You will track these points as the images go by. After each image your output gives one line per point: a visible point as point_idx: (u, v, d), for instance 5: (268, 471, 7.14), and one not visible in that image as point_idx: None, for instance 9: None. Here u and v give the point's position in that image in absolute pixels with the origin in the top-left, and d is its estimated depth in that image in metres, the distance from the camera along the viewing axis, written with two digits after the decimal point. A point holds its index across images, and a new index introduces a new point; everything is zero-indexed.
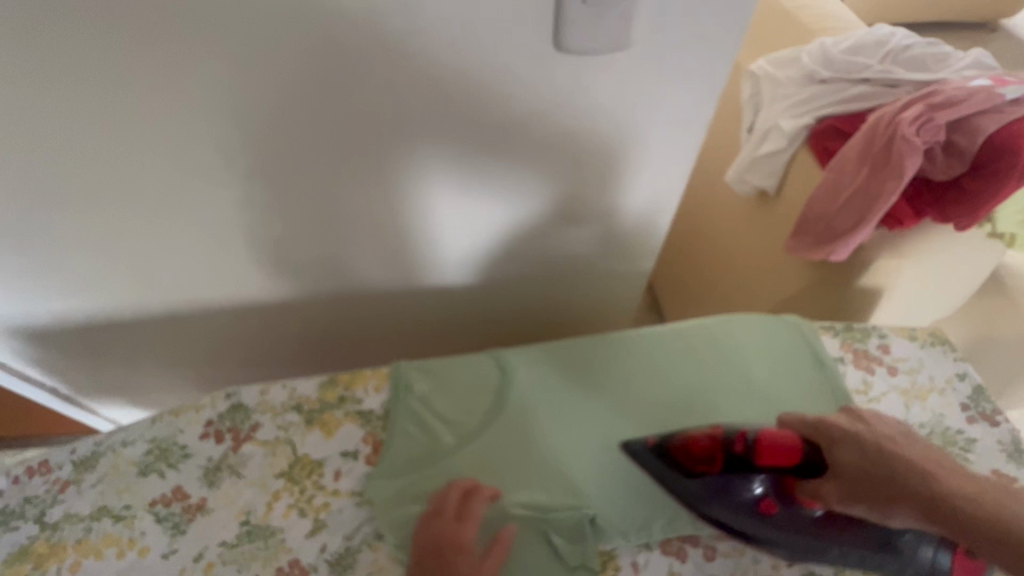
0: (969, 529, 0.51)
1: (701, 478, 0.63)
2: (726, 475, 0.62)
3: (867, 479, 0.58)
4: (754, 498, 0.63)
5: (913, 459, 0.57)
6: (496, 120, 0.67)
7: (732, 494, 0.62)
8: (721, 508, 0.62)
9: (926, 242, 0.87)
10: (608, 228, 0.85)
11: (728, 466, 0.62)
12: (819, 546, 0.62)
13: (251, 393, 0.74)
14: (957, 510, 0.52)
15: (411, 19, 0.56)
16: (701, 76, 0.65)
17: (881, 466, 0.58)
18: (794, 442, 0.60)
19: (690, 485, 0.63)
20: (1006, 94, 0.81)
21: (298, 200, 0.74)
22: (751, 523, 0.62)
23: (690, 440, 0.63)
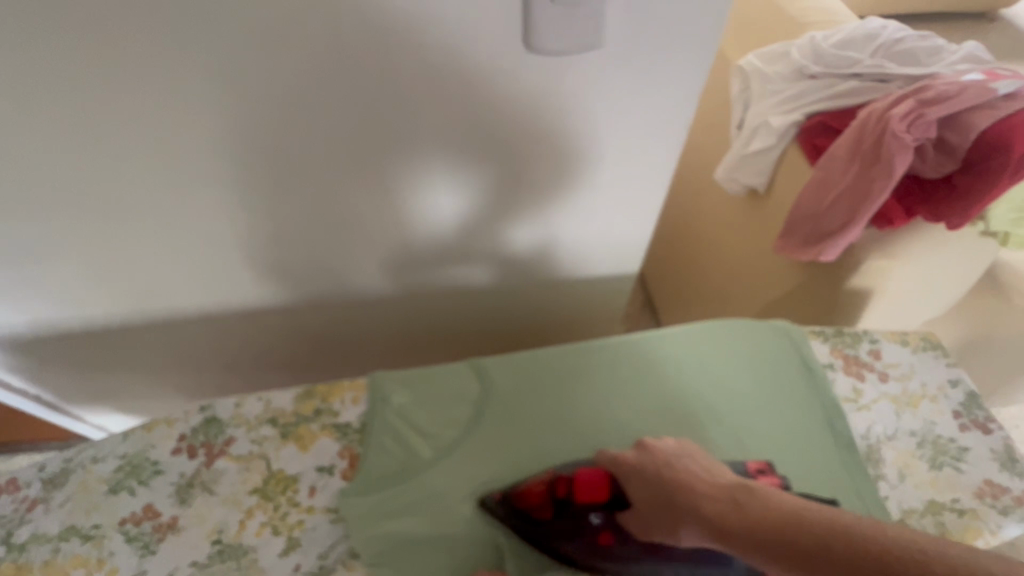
0: (737, 540, 0.50)
1: (543, 525, 0.62)
2: (563, 520, 0.62)
3: (657, 508, 0.57)
4: (590, 533, 0.61)
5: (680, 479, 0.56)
6: (458, 119, 0.64)
7: (574, 534, 0.61)
8: (563, 548, 0.61)
9: (919, 243, 0.84)
10: (490, 238, 0.82)
11: (559, 509, 0.62)
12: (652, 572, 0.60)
13: (225, 406, 0.72)
14: (725, 525, 0.51)
15: (376, 17, 0.54)
16: (682, 76, 0.62)
17: (671, 497, 0.56)
18: (598, 475, 0.62)
19: (536, 534, 0.62)
20: (999, 89, 0.79)
21: (272, 206, 0.72)
22: (590, 560, 0.61)
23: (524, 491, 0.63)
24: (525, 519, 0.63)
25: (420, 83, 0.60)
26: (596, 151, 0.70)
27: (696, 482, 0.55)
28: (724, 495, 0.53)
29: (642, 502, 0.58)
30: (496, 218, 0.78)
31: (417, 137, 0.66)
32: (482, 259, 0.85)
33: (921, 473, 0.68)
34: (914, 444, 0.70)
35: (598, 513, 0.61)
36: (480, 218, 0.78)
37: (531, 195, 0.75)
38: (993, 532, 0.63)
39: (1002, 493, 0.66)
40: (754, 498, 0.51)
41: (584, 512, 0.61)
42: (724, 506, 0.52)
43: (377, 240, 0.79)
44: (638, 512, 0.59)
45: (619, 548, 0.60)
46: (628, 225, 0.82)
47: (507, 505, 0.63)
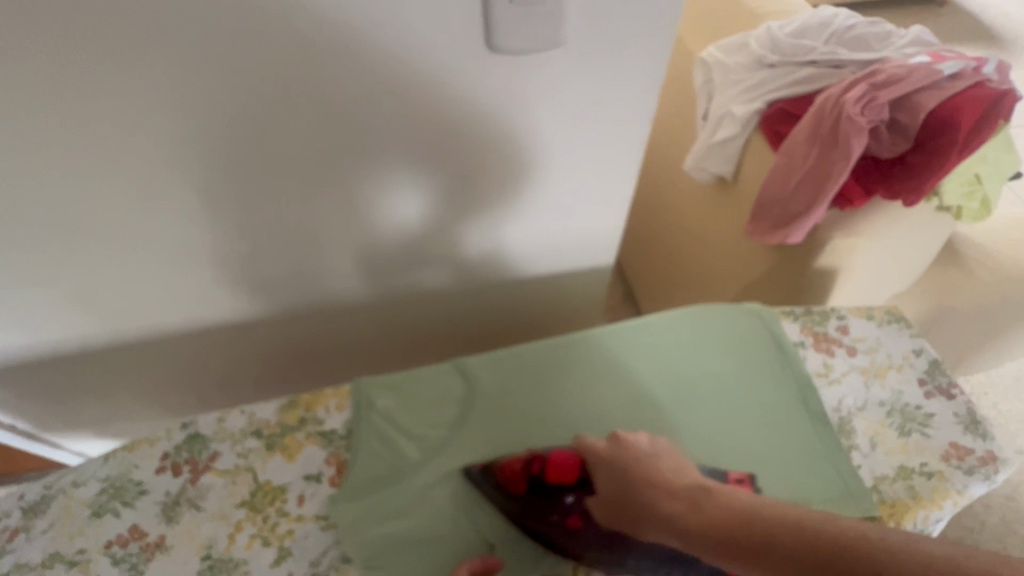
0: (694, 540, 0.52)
1: (520, 499, 0.64)
2: (537, 497, 0.64)
3: (620, 501, 0.59)
4: (562, 513, 0.63)
5: (647, 478, 0.58)
6: (426, 122, 0.65)
7: (547, 512, 0.63)
8: (538, 525, 0.63)
9: (879, 220, 0.87)
10: (466, 240, 0.82)
11: (534, 487, 0.65)
12: (618, 560, 0.61)
13: (208, 421, 0.72)
14: (683, 525, 0.53)
15: (336, 23, 0.54)
16: (643, 72, 0.63)
17: (632, 493, 0.58)
18: (572, 459, 0.65)
19: (511, 507, 0.64)
20: (943, 70, 0.83)
21: (247, 219, 0.72)
22: (562, 539, 0.62)
23: (504, 468, 0.66)
24: (504, 493, 0.65)
25: (386, 89, 0.60)
26: (566, 147, 0.71)
27: (658, 480, 0.57)
28: (684, 493, 0.55)
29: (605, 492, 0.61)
30: (470, 219, 0.79)
31: (386, 142, 0.66)
32: (456, 260, 0.86)
33: (890, 441, 0.71)
34: (883, 413, 0.73)
35: (573, 496, 0.64)
36: (455, 219, 0.78)
37: (504, 194, 0.76)
38: (960, 493, 0.66)
39: (967, 454, 0.69)
40: (713, 495, 0.53)
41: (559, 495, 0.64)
42: (687, 511, 0.53)
43: (354, 246, 0.80)
44: (603, 501, 0.61)
45: (590, 531, 0.62)
46: (600, 219, 0.84)
47: (489, 483, 0.66)
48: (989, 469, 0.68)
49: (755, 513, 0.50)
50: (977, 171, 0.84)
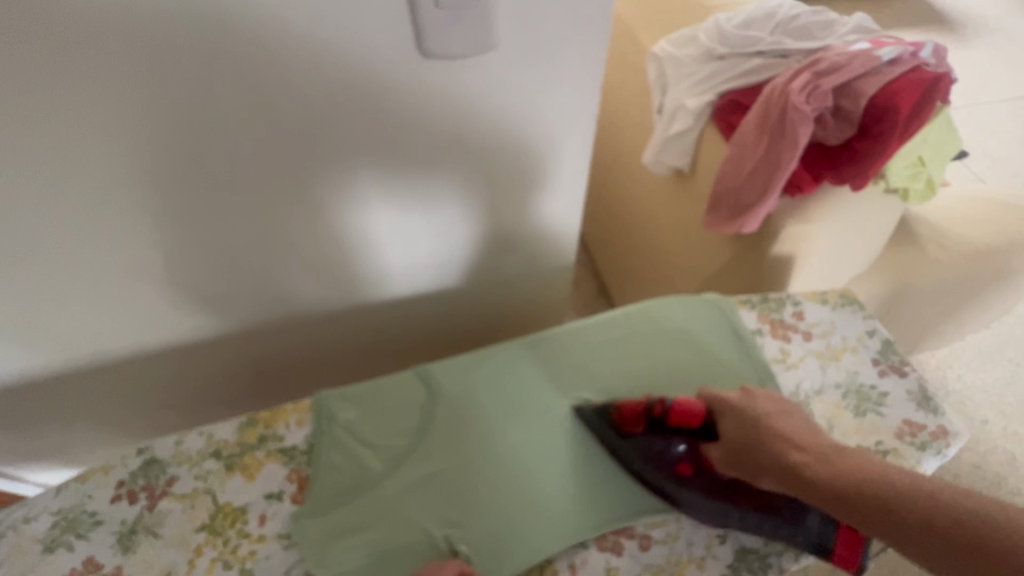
0: (821, 491, 0.56)
1: (634, 440, 0.67)
2: (654, 439, 0.67)
3: (743, 447, 0.62)
4: (676, 457, 0.67)
5: (777, 431, 0.61)
6: (369, 128, 0.64)
7: (660, 453, 0.67)
8: (644, 464, 0.66)
9: (830, 206, 0.88)
10: (424, 245, 0.82)
11: (651, 428, 0.67)
12: (722, 511, 0.63)
13: (165, 445, 0.71)
14: (810, 478, 0.57)
15: (266, 31, 0.53)
16: (584, 69, 0.63)
17: (755, 443, 0.61)
18: (698, 408, 0.66)
19: (624, 445, 0.67)
20: (881, 56, 0.85)
21: (192, 237, 0.70)
22: (670, 480, 0.65)
23: (622, 407, 0.68)
24: (619, 433, 0.68)
25: (327, 97, 0.60)
26: (516, 147, 0.71)
27: (788, 436, 0.61)
28: (816, 452, 0.59)
29: (726, 438, 0.64)
30: (426, 224, 0.78)
31: (331, 150, 0.65)
32: (416, 266, 0.85)
33: (847, 422, 0.72)
34: (839, 394, 0.74)
35: (685, 443, 0.67)
36: (412, 226, 0.78)
37: (459, 198, 0.76)
38: (914, 468, 0.68)
39: (919, 430, 0.71)
40: (847, 458, 0.57)
41: (675, 439, 0.67)
42: (822, 467, 0.57)
43: (310, 259, 0.78)
44: (722, 446, 0.64)
45: (696, 479, 0.65)
46: (557, 216, 0.84)
47: (605, 428, 0.69)
48: (941, 443, 0.70)
49: (894, 475, 0.53)
50: (919, 153, 0.87)
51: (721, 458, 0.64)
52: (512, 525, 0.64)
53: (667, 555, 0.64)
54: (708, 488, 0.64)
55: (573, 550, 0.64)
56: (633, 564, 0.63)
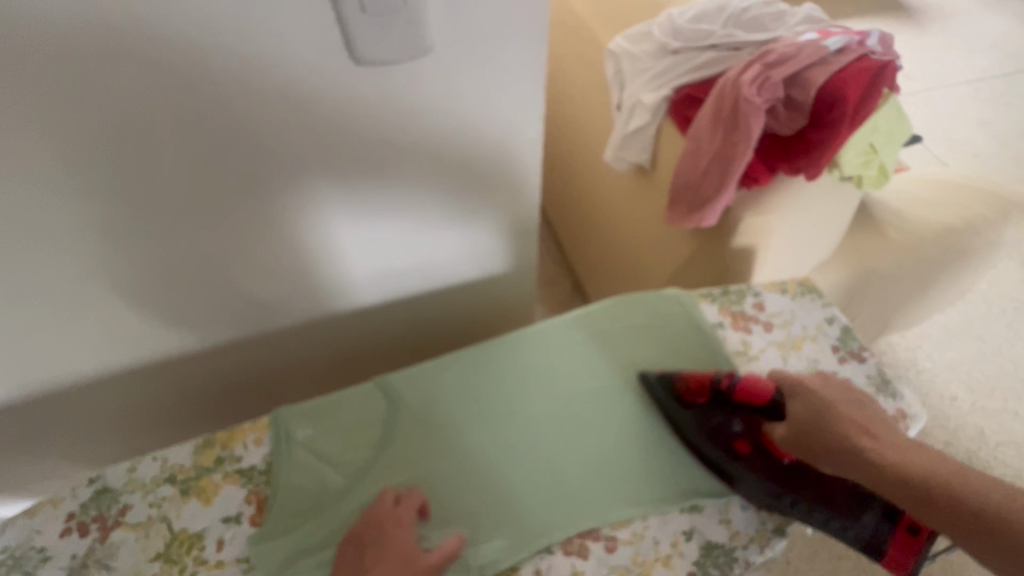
0: (890, 481, 0.54)
1: (696, 412, 0.68)
2: (716, 413, 0.68)
3: (809, 429, 0.61)
4: (734, 434, 0.67)
5: (848, 418, 0.60)
6: (310, 137, 0.62)
7: (720, 426, 0.68)
8: (700, 437, 0.67)
9: (786, 197, 0.89)
10: (380, 254, 0.80)
11: (715, 402, 0.68)
12: (774, 493, 0.64)
13: (117, 473, 0.68)
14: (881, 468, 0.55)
15: (188, 43, 0.51)
16: (526, 69, 0.62)
17: (820, 425, 0.60)
18: (766, 387, 0.67)
19: (685, 417, 0.68)
20: (829, 46, 0.85)
21: (134, 257, 0.68)
22: (726, 455, 0.66)
23: (688, 379, 0.70)
24: (682, 404, 0.69)
25: (262, 108, 0.58)
26: (464, 150, 0.69)
27: (857, 422, 0.60)
28: (887, 442, 0.57)
29: (790, 417, 0.63)
30: (381, 232, 0.76)
31: (272, 161, 0.63)
32: (376, 275, 0.83)
33: None
34: None
35: (742, 422, 0.68)
36: (367, 234, 0.76)
37: (412, 204, 0.74)
38: None
39: None
40: (917, 451, 0.56)
41: (737, 414, 0.68)
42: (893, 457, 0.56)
43: (263, 273, 0.76)
44: (787, 425, 0.63)
45: (753, 458, 0.66)
46: (517, 218, 0.83)
47: (670, 401, 0.69)
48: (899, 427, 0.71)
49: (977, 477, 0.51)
50: (871, 140, 0.88)
51: (784, 436, 0.63)
52: (474, 535, 0.63)
53: (633, 555, 0.63)
54: (763, 468, 0.65)
55: (539, 556, 0.63)
56: (599, 567, 0.62)
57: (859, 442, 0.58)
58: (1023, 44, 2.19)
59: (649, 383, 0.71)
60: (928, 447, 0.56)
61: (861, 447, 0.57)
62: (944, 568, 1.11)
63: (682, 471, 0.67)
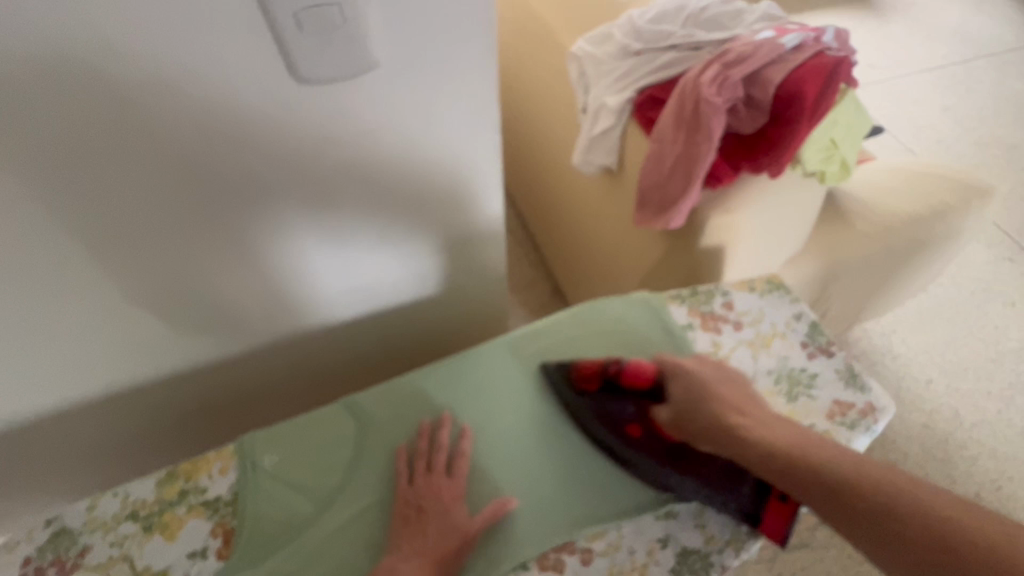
0: (777, 472, 0.59)
1: (589, 398, 0.70)
2: (607, 398, 0.70)
3: (700, 422, 0.64)
4: (624, 420, 0.69)
5: (735, 411, 0.64)
6: (261, 155, 0.61)
7: (610, 411, 0.69)
8: (593, 424, 0.69)
9: (750, 195, 0.89)
10: (346, 271, 0.78)
11: (606, 389, 0.70)
12: (660, 472, 0.66)
13: (76, 512, 0.66)
14: (768, 458, 0.59)
15: (118, 68, 0.49)
16: (478, 80, 0.61)
17: (701, 406, 0.65)
18: (650, 371, 0.70)
19: (579, 404, 0.70)
20: (785, 44, 0.86)
21: (83, 288, 0.65)
22: (619, 440, 0.68)
23: (582, 366, 0.72)
24: (576, 391, 0.71)
25: (206, 132, 0.56)
26: (422, 163, 0.68)
27: (746, 413, 0.64)
28: (771, 433, 0.61)
29: (674, 400, 0.67)
30: (345, 248, 0.75)
31: (223, 182, 0.62)
32: (343, 293, 0.81)
33: (780, 409, 0.73)
34: (771, 382, 0.75)
35: (634, 405, 0.70)
36: (330, 250, 0.74)
37: (375, 218, 0.73)
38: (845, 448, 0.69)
39: (849, 409, 0.73)
40: (780, 427, 0.62)
41: (626, 399, 0.70)
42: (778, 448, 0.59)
43: (223, 296, 0.74)
44: (669, 408, 0.67)
45: (642, 440, 0.68)
46: (483, 229, 0.82)
47: (563, 391, 0.71)
48: (868, 420, 0.72)
49: (848, 464, 0.56)
50: (831, 136, 0.88)
51: (668, 419, 0.67)
52: None
53: (609, 566, 0.62)
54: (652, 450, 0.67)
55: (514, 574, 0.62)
56: None
57: (733, 421, 0.63)
58: (981, 30, 2.25)
59: (551, 374, 0.73)
60: (790, 424, 0.63)
61: (735, 425, 0.63)
62: None
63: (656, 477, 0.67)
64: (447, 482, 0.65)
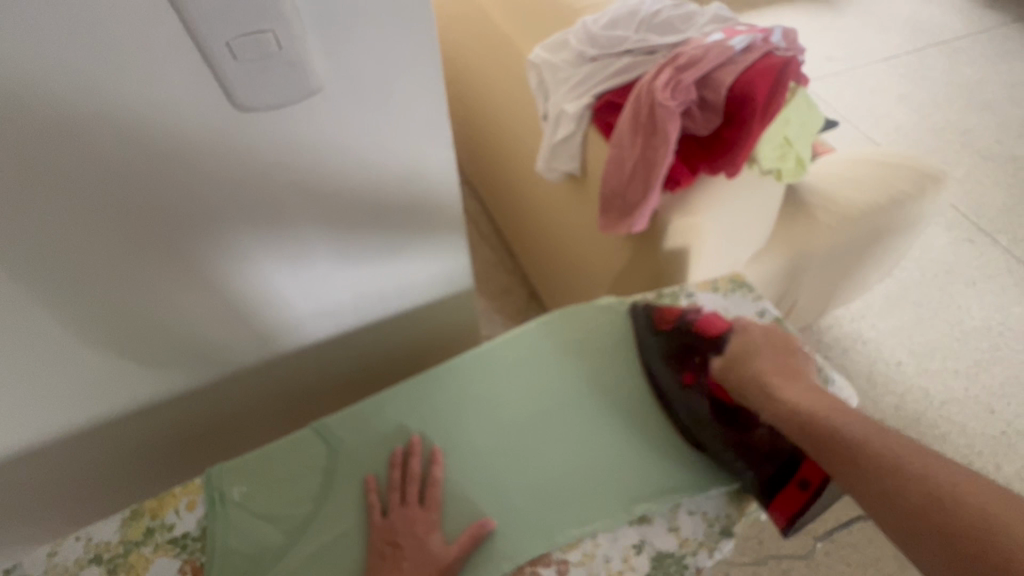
0: (811, 438, 0.58)
1: (662, 338, 0.74)
2: (675, 342, 0.74)
3: (747, 382, 0.66)
4: (685, 366, 0.72)
5: (775, 382, 0.65)
6: (211, 182, 0.59)
7: (674, 354, 0.73)
8: (655, 362, 0.73)
9: (709, 196, 0.91)
10: (311, 291, 0.77)
11: (677, 334, 0.74)
12: (699, 420, 0.68)
13: (37, 559, 0.64)
14: (804, 425, 0.60)
15: (48, 105, 0.48)
16: (426, 98, 0.61)
17: (748, 365, 0.67)
18: (726, 329, 0.74)
19: (653, 341, 0.75)
20: (734, 46, 0.88)
21: (32, 328, 0.63)
22: (674, 382, 0.71)
23: (665, 309, 0.77)
24: (653, 330, 0.75)
25: (152, 161, 0.55)
26: (378, 181, 0.67)
27: (790, 383, 0.65)
28: (814, 404, 0.61)
29: (729, 351, 0.70)
30: (307, 268, 0.74)
31: (173, 210, 0.60)
32: (309, 314, 0.80)
33: None
34: None
35: (701, 355, 0.73)
36: (292, 271, 0.73)
37: (336, 238, 0.72)
38: None
39: None
40: (817, 398, 0.62)
41: (693, 347, 0.73)
42: (815, 418, 0.59)
43: (184, 326, 0.73)
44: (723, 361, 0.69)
45: (696, 388, 0.70)
46: (448, 242, 0.82)
47: (647, 329, 0.76)
48: None
49: (886, 442, 0.54)
50: (784, 134, 0.90)
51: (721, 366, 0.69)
52: None
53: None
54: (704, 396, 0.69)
55: None
56: None
57: (772, 380, 0.65)
58: (931, 18, 2.32)
59: (637, 310, 0.78)
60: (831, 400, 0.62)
61: (772, 389, 0.64)
62: None
63: (629, 481, 0.67)
64: (420, 517, 0.63)
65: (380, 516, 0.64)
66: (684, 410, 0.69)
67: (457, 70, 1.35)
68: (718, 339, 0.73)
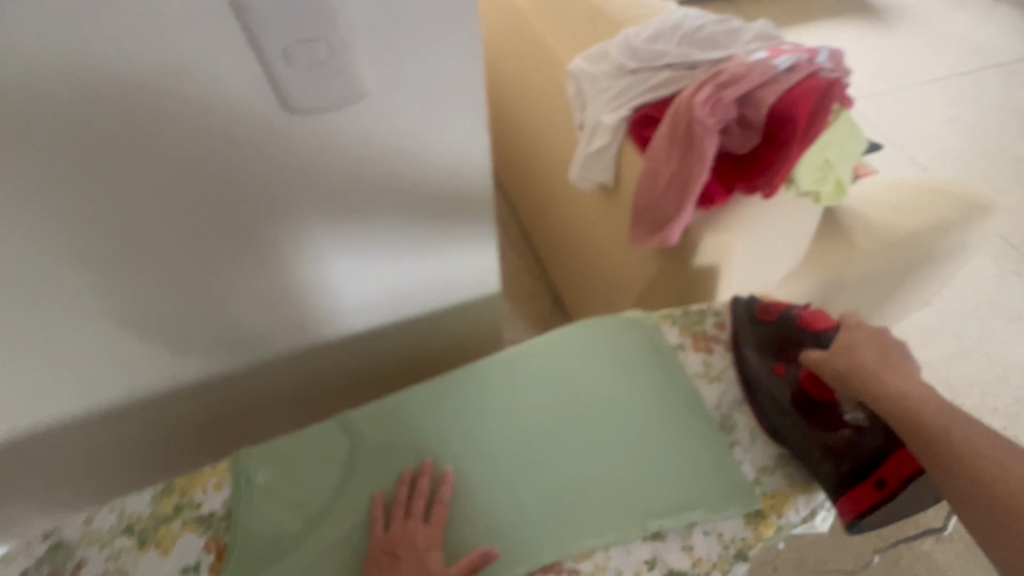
0: (911, 429, 0.57)
1: (760, 326, 0.76)
2: (773, 333, 0.75)
3: (847, 370, 0.63)
4: (780, 356, 0.73)
5: (880, 373, 0.62)
6: (260, 177, 0.62)
7: (771, 344, 0.74)
8: (747, 349, 0.75)
9: (744, 214, 0.90)
10: (344, 287, 0.79)
11: (779, 325, 0.75)
12: (780, 408, 0.70)
13: (73, 527, 0.67)
14: (905, 416, 0.57)
15: (117, 100, 0.51)
16: (468, 106, 0.63)
17: (853, 354, 0.64)
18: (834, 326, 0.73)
19: (751, 327, 0.76)
20: (778, 65, 0.87)
21: (86, 306, 0.67)
22: (762, 369, 0.73)
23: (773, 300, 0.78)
24: (754, 318, 0.77)
25: (208, 155, 0.58)
26: (416, 183, 0.69)
27: (895, 377, 0.61)
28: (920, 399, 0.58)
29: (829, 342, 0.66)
30: (343, 264, 0.76)
31: (222, 201, 0.63)
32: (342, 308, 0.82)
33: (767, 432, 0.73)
34: None
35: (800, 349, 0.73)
36: (329, 265, 0.75)
37: (372, 235, 0.74)
38: None
39: None
40: (927, 396, 0.59)
41: (793, 340, 0.73)
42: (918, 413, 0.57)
43: (225, 312, 0.76)
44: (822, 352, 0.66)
45: (787, 378, 0.71)
46: (479, 247, 0.83)
47: (749, 316, 0.77)
48: None
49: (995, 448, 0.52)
50: (825, 156, 0.88)
51: (817, 359, 0.66)
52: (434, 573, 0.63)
53: None
54: (790, 388, 0.70)
55: None
56: None
57: (878, 372, 0.62)
58: (989, 40, 2.23)
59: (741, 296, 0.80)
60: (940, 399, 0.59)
61: (877, 379, 0.61)
62: (928, 568, 1.10)
63: (646, 496, 0.67)
64: (422, 534, 0.63)
65: (382, 528, 0.64)
66: (766, 395, 0.71)
67: (496, 77, 1.36)
68: (821, 334, 0.72)
